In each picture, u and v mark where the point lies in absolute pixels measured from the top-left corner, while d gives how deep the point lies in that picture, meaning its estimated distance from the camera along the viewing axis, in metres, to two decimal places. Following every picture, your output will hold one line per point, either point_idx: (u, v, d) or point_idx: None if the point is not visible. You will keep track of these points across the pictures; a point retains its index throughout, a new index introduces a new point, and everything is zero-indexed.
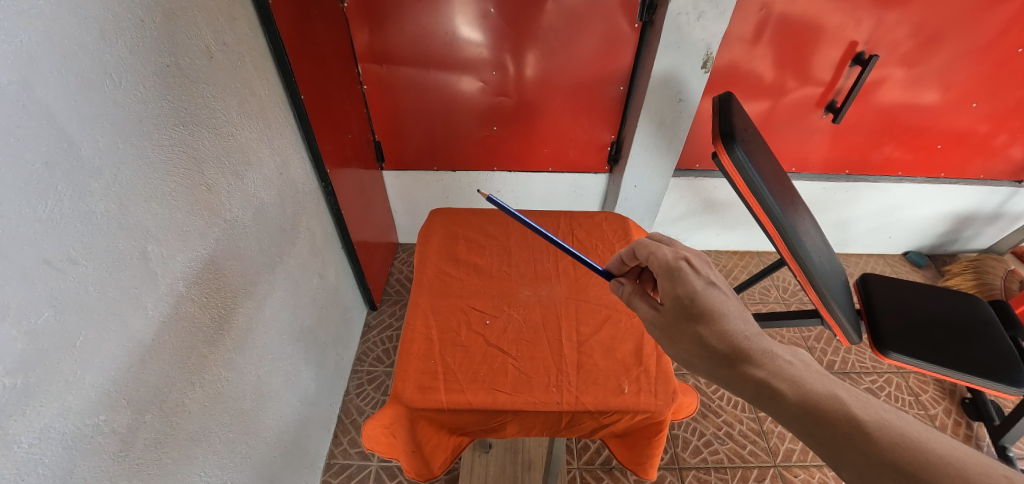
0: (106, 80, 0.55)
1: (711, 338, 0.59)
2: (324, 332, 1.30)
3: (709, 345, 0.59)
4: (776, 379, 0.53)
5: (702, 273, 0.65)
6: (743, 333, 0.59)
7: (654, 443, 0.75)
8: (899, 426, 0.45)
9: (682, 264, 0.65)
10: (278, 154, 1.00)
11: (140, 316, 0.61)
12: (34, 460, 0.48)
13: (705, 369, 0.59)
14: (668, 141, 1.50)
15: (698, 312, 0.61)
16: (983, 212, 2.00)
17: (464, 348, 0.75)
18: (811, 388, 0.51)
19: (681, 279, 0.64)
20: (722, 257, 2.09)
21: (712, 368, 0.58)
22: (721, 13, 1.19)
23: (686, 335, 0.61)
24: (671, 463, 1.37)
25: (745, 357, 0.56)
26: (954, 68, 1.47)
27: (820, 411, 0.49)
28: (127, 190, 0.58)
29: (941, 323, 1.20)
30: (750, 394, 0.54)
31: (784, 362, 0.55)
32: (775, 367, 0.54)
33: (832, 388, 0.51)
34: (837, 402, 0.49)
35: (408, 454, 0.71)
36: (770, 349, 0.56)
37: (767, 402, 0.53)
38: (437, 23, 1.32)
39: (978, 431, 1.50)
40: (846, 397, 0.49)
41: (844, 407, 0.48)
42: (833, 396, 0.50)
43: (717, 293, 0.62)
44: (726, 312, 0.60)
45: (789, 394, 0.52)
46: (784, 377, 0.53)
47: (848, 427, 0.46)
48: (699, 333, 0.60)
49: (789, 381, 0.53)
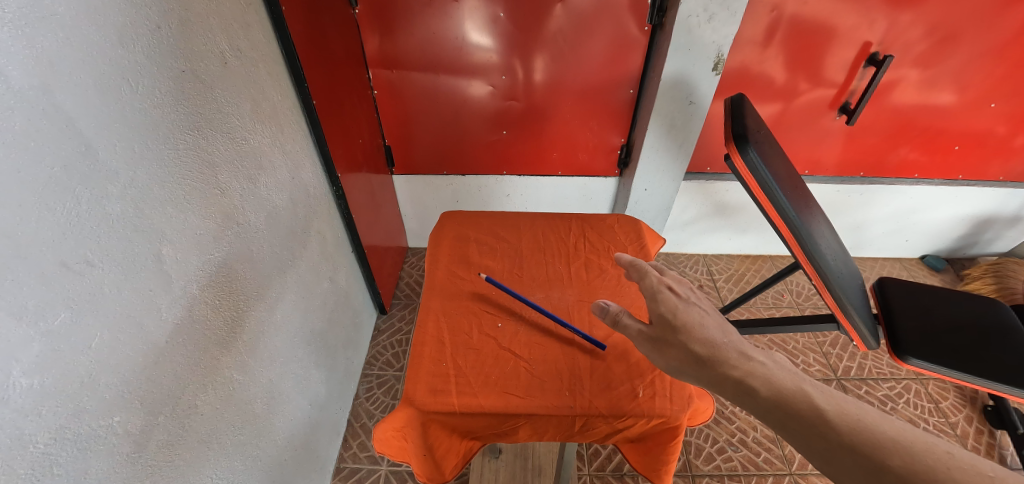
0: (124, 85, 0.56)
1: (690, 343, 0.58)
2: (335, 334, 1.30)
3: (689, 350, 0.58)
4: (750, 377, 0.52)
5: (683, 296, 0.65)
6: (723, 342, 0.58)
7: (669, 449, 0.74)
8: (857, 413, 0.46)
9: (665, 290, 0.65)
10: (291, 158, 1.00)
11: (156, 318, 0.62)
12: (50, 460, 0.48)
13: (689, 376, 0.56)
14: (679, 143, 1.49)
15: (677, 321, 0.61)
16: (1003, 215, 1.95)
17: (476, 351, 0.75)
18: (781, 384, 0.51)
19: (660, 293, 0.64)
20: (733, 261, 2.07)
21: (697, 377, 0.56)
22: (732, 14, 1.19)
23: (672, 347, 0.59)
24: (684, 470, 1.35)
25: (722, 360, 0.55)
26: (971, 69, 1.45)
27: (790, 406, 0.48)
28: (143, 194, 0.59)
29: (961, 328, 1.17)
30: (729, 395, 0.53)
31: (757, 363, 0.54)
32: (749, 367, 0.53)
33: (797, 382, 0.51)
34: (804, 395, 0.49)
35: (419, 458, 0.70)
36: (745, 352, 0.55)
37: (743, 400, 0.51)
38: (447, 28, 1.33)
39: (1001, 440, 1.45)
40: (810, 389, 0.50)
41: (809, 399, 0.48)
42: (800, 390, 0.50)
43: (698, 312, 0.62)
44: (703, 322, 0.60)
45: (763, 390, 0.50)
46: (757, 374, 0.52)
47: (813, 417, 0.46)
48: (685, 345, 0.58)
49: (762, 378, 0.52)
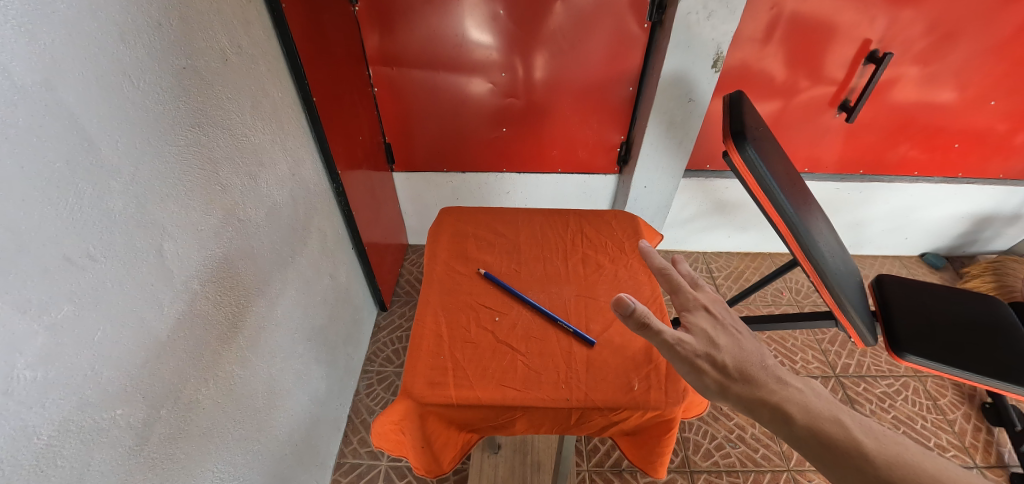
0: (125, 82, 0.57)
1: (726, 362, 0.58)
2: (335, 330, 1.31)
3: (723, 368, 0.58)
4: (788, 403, 0.53)
5: (720, 316, 0.65)
6: (760, 365, 0.58)
7: (664, 442, 0.74)
8: (896, 448, 0.47)
9: (703, 308, 0.65)
10: (291, 155, 1.01)
11: (157, 313, 0.63)
12: (54, 452, 0.49)
13: (722, 395, 0.56)
14: (679, 141, 1.49)
15: (713, 338, 0.61)
16: (1003, 213, 1.95)
17: (473, 344, 0.75)
18: (818, 412, 0.52)
19: (695, 310, 0.65)
20: (733, 259, 2.07)
21: (733, 398, 0.56)
22: (732, 11, 1.19)
23: (710, 364, 0.58)
24: (682, 466, 1.36)
25: (758, 383, 0.56)
26: (971, 66, 1.45)
27: (827, 435, 0.50)
28: (144, 190, 0.60)
29: (958, 325, 1.17)
30: (764, 419, 0.53)
31: (795, 389, 0.55)
32: (787, 393, 0.54)
33: (834, 411, 0.52)
34: (841, 426, 0.50)
35: (417, 450, 0.71)
36: (783, 378, 0.56)
37: (779, 426, 0.52)
38: (447, 25, 1.33)
39: (999, 437, 1.46)
40: (848, 420, 0.51)
41: (847, 431, 0.50)
42: (837, 419, 0.51)
43: (736, 334, 0.62)
44: (738, 344, 0.61)
45: (799, 417, 0.51)
46: (795, 401, 0.53)
47: (849, 448, 0.48)
48: (724, 364, 0.58)
49: (800, 405, 0.53)
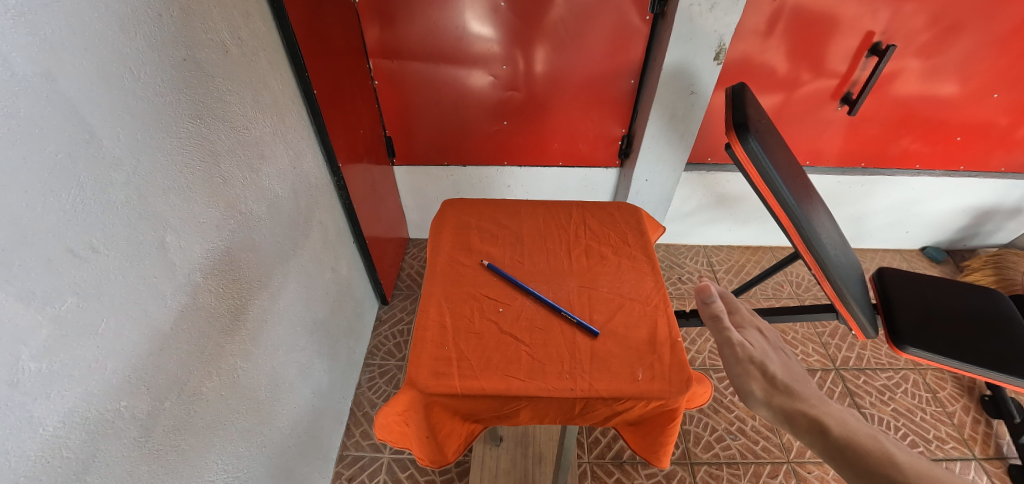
0: (126, 73, 0.56)
1: (775, 374, 0.70)
2: (337, 324, 1.31)
3: (772, 380, 0.69)
4: (826, 417, 0.63)
5: (772, 341, 0.77)
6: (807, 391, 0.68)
7: (667, 432, 0.75)
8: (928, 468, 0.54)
9: (758, 330, 0.78)
10: (292, 148, 1.00)
11: (160, 305, 0.63)
12: (58, 443, 0.49)
13: (766, 401, 0.67)
14: (680, 134, 1.49)
15: (766, 353, 0.73)
16: (1004, 206, 1.95)
17: (476, 335, 0.75)
18: (855, 429, 0.60)
19: (750, 330, 0.77)
20: (734, 252, 2.07)
21: (778, 407, 0.66)
22: (734, 3, 1.18)
23: (761, 375, 0.69)
24: (682, 458, 1.37)
25: (799, 398, 0.67)
26: (974, 59, 1.44)
27: (860, 446, 0.57)
28: (145, 182, 0.60)
29: (959, 318, 1.18)
30: (803, 428, 0.63)
31: (836, 410, 0.64)
32: (827, 411, 0.64)
33: (874, 433, 0.60)
34: (877, 442, 0.58)
35: (421, 440, 0.72)
36: (826, 402, 0.66)
37: (817, 436, 0.61)
38: (448, 18, 1.32)
39: (998, 429, 1.47)
40: (885, 442, 0.58)
41: (881, 446, 0.57)
42: (874, 438, 0.58)
43: (785, 359, 0.74)
44: (785, 363, 0.73)
45: (835, 429, 0.61)
46: (833, 416, 0.62)
47: (880, 457, 0.55)
48: (774, 377, 0.69)
49: (837, 421, 0.62)
